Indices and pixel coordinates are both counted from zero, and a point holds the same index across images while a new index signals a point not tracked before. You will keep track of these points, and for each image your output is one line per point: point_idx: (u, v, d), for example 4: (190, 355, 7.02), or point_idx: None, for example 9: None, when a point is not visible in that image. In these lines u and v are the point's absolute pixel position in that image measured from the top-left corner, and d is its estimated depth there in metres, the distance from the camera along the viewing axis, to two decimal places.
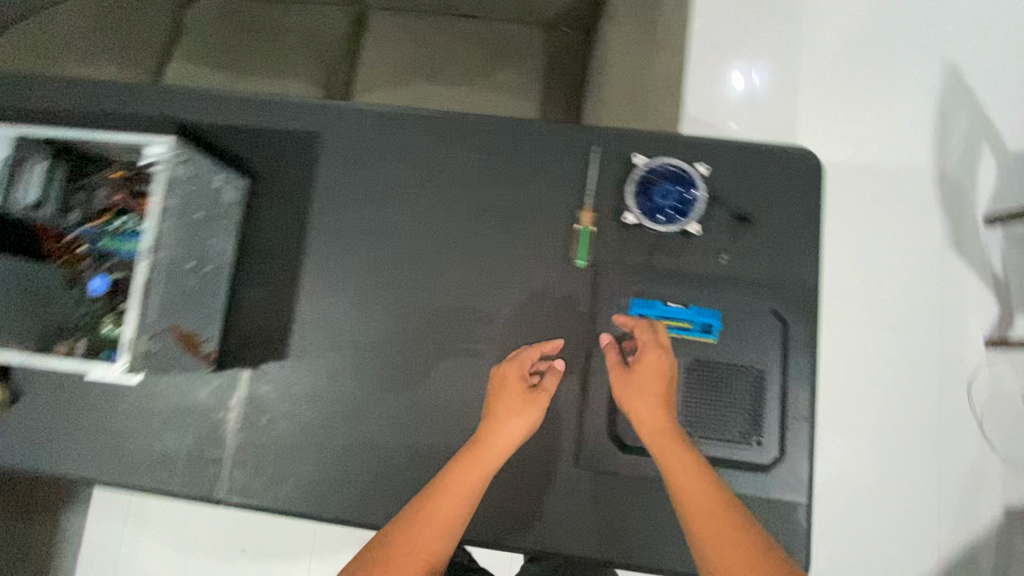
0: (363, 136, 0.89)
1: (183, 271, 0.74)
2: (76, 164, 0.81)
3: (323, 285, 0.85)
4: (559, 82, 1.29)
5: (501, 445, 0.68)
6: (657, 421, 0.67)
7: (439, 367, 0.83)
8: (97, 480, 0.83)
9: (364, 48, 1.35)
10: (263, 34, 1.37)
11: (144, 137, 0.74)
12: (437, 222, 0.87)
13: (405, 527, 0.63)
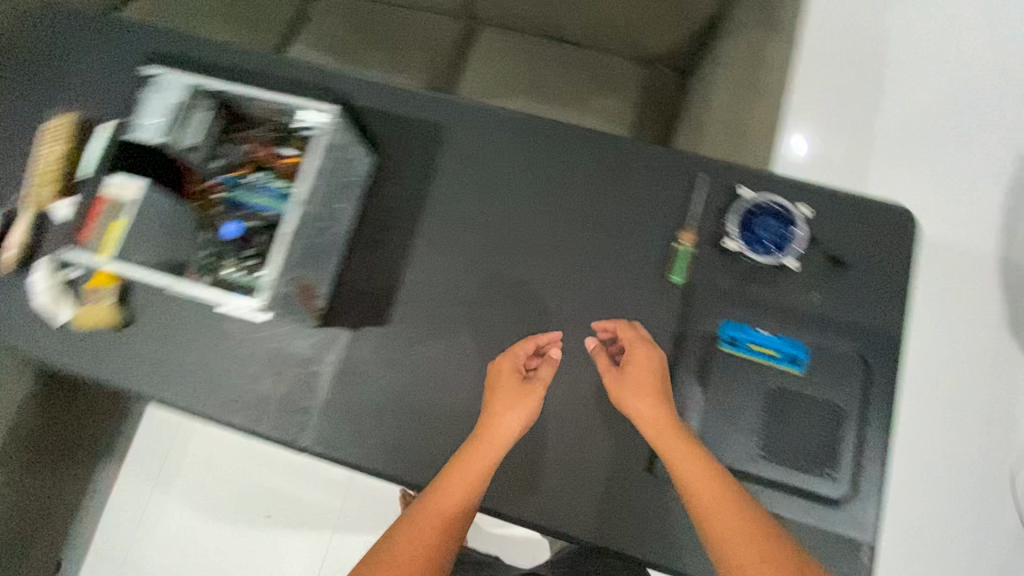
0: (485, 133, 0.96)
1: (314, 228, 0.81)
2: (230, 119, 0.89)
3: (429, 263, 0.91)
4: (650, 115, 1.37)
5: (500, 432, 0.75)
6: (654, 421, 0.73)
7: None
8: (191, 410, 0.88)
9: (470, 57, 1.45)
10: (378, 30, 1.47)
11: (304, 104, 0.82)
12: (541, 222, 0.92)
13: (408, 529, 0.70)
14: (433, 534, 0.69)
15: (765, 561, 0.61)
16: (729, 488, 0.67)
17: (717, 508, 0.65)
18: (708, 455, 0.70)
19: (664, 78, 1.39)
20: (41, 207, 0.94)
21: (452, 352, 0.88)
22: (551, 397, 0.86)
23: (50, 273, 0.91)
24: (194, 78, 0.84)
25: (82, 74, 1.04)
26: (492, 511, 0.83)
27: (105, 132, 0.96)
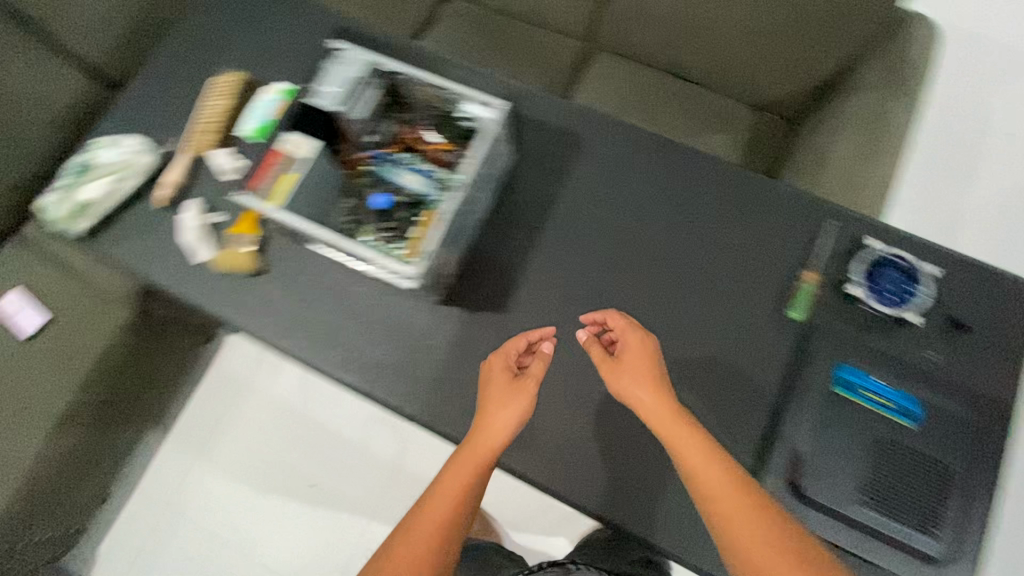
0: (620, 150, 1.01)
1: (465, 209, 0.88)
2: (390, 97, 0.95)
3: (552, 262, 0.96)
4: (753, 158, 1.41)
5: (494, 430, 0.78)
6: (655, 411, 0.78)
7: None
8: (310, 362, 0.93)
9: (585, 77, 1.52)
10: (501, 40, 1.54)
11: (472, 96, 0.89)
12: (665, 239, 0.96)
13: (407, 536, 0.76)
14: (432, 532, 0.76)
15: (764, 546, 0.69)
16: (727, 482, 0.72)
17: (716, 502, 0.72)
18: (714, 453, 0.75)
19: (771, 125, 1.44)
20: (201, 154, 1.02)
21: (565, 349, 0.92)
22: None
23: (201, 214, 0.99)
24: (374, 56, 0.91)
25: (245, 32, 1.11)
26: (583, 509, 0.85)
27: (268, 94, 1.04)
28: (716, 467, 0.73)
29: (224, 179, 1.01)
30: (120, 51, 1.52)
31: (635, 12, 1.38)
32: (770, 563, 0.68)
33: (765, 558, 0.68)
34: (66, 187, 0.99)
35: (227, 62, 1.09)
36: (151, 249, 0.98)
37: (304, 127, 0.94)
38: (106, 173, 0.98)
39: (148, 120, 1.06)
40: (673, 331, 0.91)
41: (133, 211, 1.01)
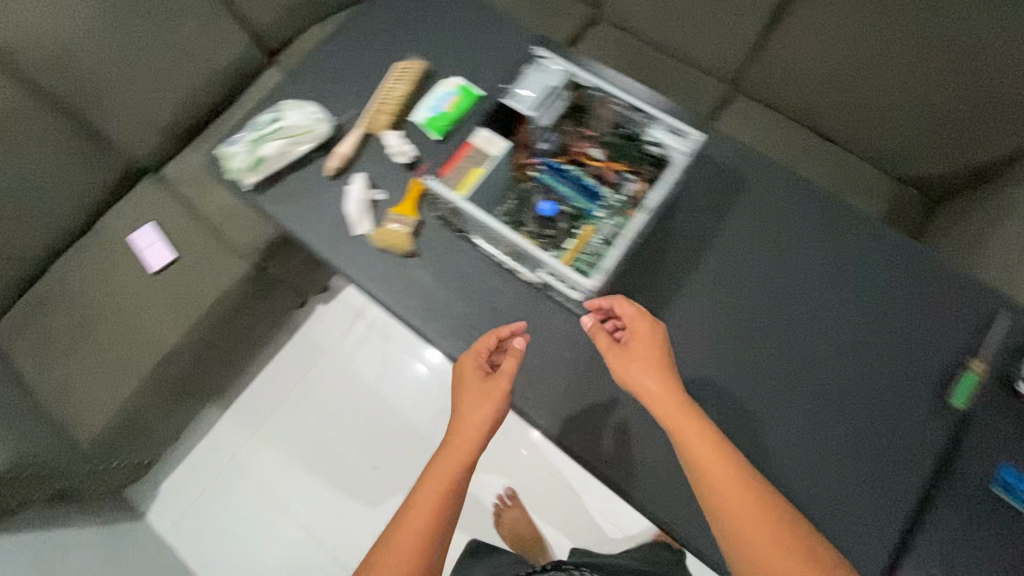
0: (786, 201, 1.01)
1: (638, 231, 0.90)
2: (570, 110, 0.99)
3: (705, 296, 0.95)
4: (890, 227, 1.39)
5: (471, 427, 0.83)
6: (662, 400, 0.78)
7: (780, 419, 0.88)
8: (450, 352, 0.94)
9: (722, 119, 1.53)
10: (645, 70, 1.58)
11: (659, 120, 0.91)
12: (823, 296, 0.94)
13: (392, 544, 0.76)
14: (416, 540, 0.76)
15: (760, 532, 0.71)
16: (722, 467, 0.74)
17: (713, 491, 0.74)
18: (722, 440, 0.76)
19: (910, 199, 1.41)
20: (374, 133, 1.05)
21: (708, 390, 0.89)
22: (796, 467, 0.85)
23: (366, 188, 1.02)
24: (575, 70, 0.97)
25: (430, 24, 1.15)
26: (707, 558, 0.82)
27: (446, 87, 1.07)
28: (713, 455, 0.74)
29: (391, 160, 1.04)
30: (284, 20, 1.61)
31: (790, 66, 1.39)
32: (767, 548, 0.70)
33: (762, 543, 0.70)
34: (251, 140, 1.03)
35: (410, 49, 1.13)
36: (314, 214, 1.02)
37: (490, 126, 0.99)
38: (292, 138, 1.03)
39: (328, 90, 1.11)
40: (821, 392, 0.89)
41: (302, 174, 1.05)
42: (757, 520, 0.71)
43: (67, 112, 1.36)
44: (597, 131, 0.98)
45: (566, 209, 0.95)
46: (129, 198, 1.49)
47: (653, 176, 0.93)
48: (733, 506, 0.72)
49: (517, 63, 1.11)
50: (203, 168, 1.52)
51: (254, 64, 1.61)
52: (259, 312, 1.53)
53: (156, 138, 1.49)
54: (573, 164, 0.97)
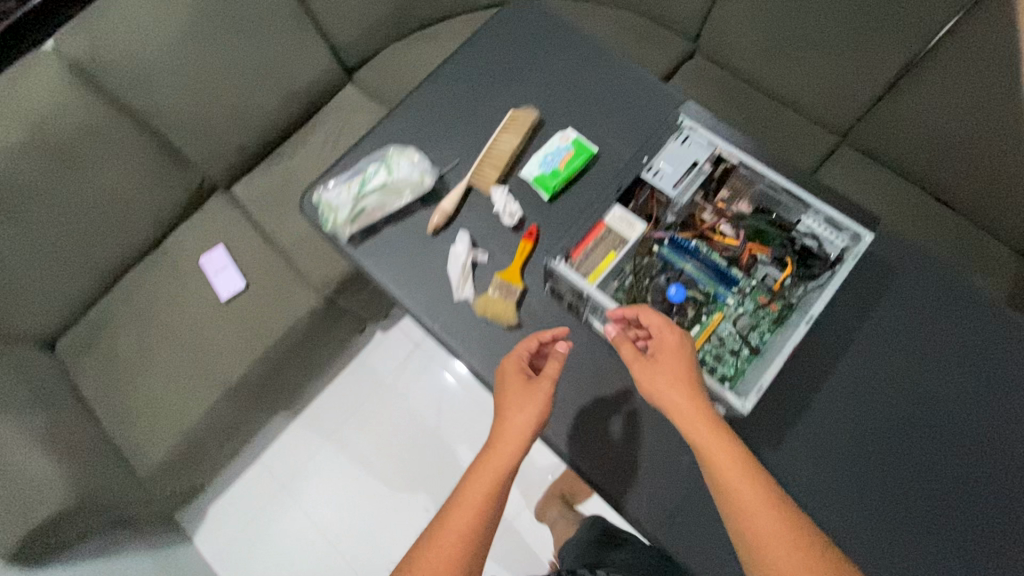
0: (947, 290, 0.85)
1: (785, 336, 0.83)
2: (710, 183, 0.91)
3: (847, 404, 0.82)
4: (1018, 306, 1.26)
5: (512, 432, 0.75)
6: (687, 410, 0.73)
7: (945, 566, 0.75)
8: (553, 443, 0.84)
9: (826, 170, 1.42)
10: (746, 113, 1.47)
11: (819, 212, 0.86)
12: (992, 416, 0.80)
13: (430, 549, 0.68)
14: (455, 550, 0.68)
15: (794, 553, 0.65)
16: (747, 486, 0.68)
17: (739, 505, 0.68)
18: (747, 457, 0.70)
19: None
20: (480, 188, 0.98)
21: (858, 517, 0.77)
22: None
23: (470, 248, 0.94)
24: (722, 143, 0.90)
25: (543, 66, 1.06)
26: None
27: (560, 140, 0.98)
28: (737, 463, 0.69)
29: (496, 218, 0.97)
30: (366, 39, 1.54)
31: (914, 122, 1.26)
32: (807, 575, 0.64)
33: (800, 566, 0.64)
34: (351, 186, 0.96)
35: (521, 94, 1.05)
36: (412, 275, 0.95)
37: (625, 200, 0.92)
38: (394, 186, 0.95)
39: (431, 136, 1.03)
40: (994, 534, 0.75)
41: (402, 228, 0.97)
42: (790, 541, 0.65)
43: (150, 130, 1.32)
44: (735, 208, 0.90)
45: (694, 294, 0.87)
46: (202, 216, 1.45)
47: (800, 268, 0.84)
48: (765, 522, 0.67)
49: (637, 116, 1.01)
50: (276, 190, 1.46)
51: (332, 83, 1.54)
52: (320, 344, 1.47)
53: (231, 156, 1.43)
54: (706, 244, 0.88)
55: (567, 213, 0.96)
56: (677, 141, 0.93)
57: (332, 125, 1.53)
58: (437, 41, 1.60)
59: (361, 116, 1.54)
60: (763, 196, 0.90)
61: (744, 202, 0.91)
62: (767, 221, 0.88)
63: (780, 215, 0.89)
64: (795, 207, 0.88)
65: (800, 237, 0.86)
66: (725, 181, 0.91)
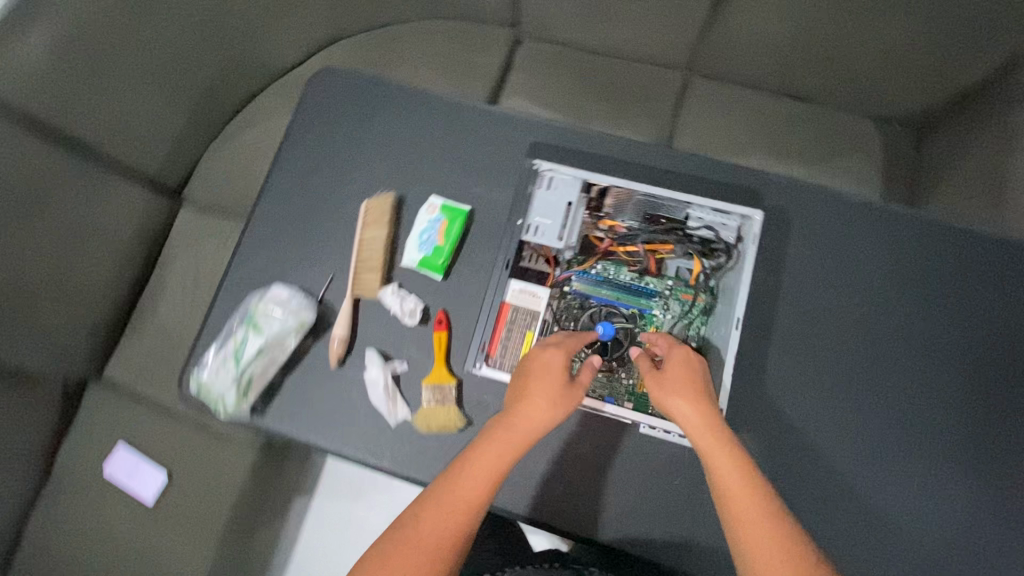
0: (829, 218, 0.89)
1: (721, 339, 0.82)
2: (593, 207, 0.88)
3: (793, 359, 0.84)
4: (901, 169, 1.27)
5: (536, 417, 0.71)
6: (697, 429, 0.69)
7: (925, 466, 0.80)
8: (551, 527, 0.79)
9: (685, 108, 1.33)
10: (594, 80, 1.35)
11: (708, 203, 0.84)
12: (908, 316, 0.86)
13: (431, 510, 0.66)
14: (452, 520, 0.66)
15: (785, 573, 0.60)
16: (752, 511, 0.64)
17: (740, 522, 0.63)
18: (758, 480, 0.66)
19: (898, 140, 1.28)
20: (368, 298, 0.89)
21: (847, 466, 0.80)
22: (947, 520, 0.78)
23: (383, 365, 0.86)
24: (586, 173, 0.87)
25: (379, 143, 0.99)
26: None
27: (428, 214, 0.91)
28: (743, 485, 0.65)
29: (398, 321, 0.89)
30: (176, 156, 1.36)
31: (749, 39, 1.20)
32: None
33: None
34: (230, 358, 0.85)
35: (368, 181, 0.97)
36: (337, 419, 0.86)
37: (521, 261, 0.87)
38: (278, 339, 0.86)
39: (295, 261, 0.93)
40: (954, 424, 0.82)
41: (305, 374, 0.87)
42: (785, 560, 0.60)
43: (11, 372, 1.11)
44: (627, 221, 0.88)
45: (619, 324, 0.85)
46: (85, 421, 1.27)
47: (708, 259, 0.85)
48: (765, 542, 0.62)
49: (492, 157, 0.95)
50: (153, 359, 1.29)
51: (160, 217, 1.36)
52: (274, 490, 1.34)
53: (84, 346, 1.24)
54: (613, 268, 0.87)
55: (467, 285, 0.90)
56: (543, 188, 0.89)
57: (181, 262, 1.35)
58: (254, 126, 1.44)
59: (208, 238, 1.36)
60: (648, 200, 0.86)
61: (632, 210, 0.88)
62: (658, 224, 0.87)
63: (671, 214, 0.87)
64: (679, 202, 0.85)
65: (695, 230, 0.86)
66: (607, 197, 0.88)
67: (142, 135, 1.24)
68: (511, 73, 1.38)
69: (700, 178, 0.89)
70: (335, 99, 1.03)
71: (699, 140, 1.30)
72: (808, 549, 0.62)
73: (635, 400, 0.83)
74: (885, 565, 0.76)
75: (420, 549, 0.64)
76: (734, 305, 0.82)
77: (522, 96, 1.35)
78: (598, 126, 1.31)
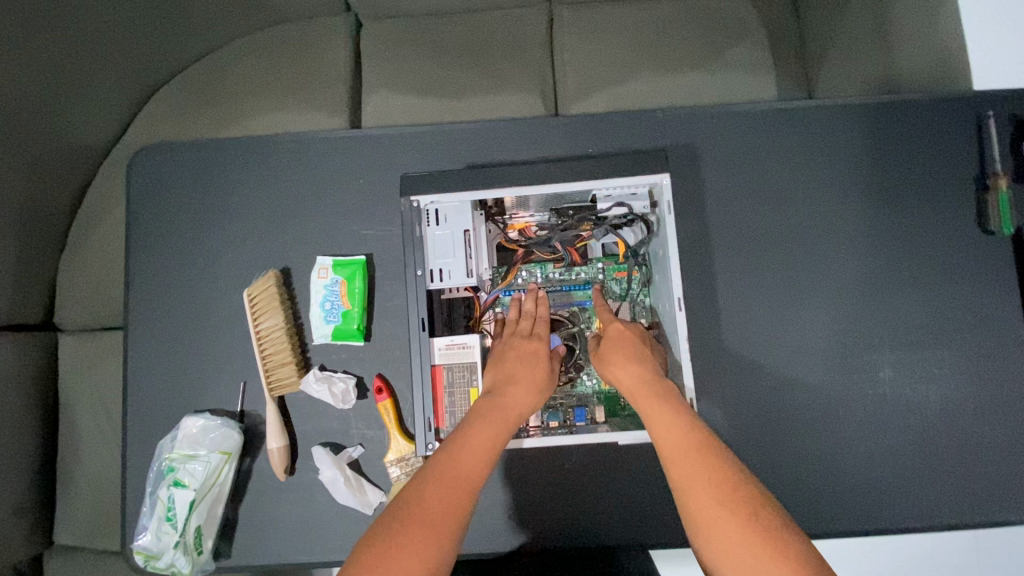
0: (731, 143, 0.87)
1: (670, 323, 0.74)
2: (498, 218, 0.81)
3: (737, 296, 0.85)
4: (787, 49, 1.03)
5: (521, 397, 0.66)
6: (636, 391, 0.67)
7: (880, 356, 0.83)
8: (564, 548, 0.77)
9: (557, 45, 1.06)
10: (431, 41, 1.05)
11: (613, 181, 0.74)
12: (830, 217, 0.86)
13: (435, 481, 0.56)
14: (450, 496, 0.55)
15: (721, 505, 0.55)
16: (690, 457, 0.59)
17: (680, 462, 0.59)
18: (696, 423, 0.62)
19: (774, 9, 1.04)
20: (294, 392, 0.80)
21: (812, 382, 0.83)
22: (911, 398, 0.82)
23: (335, 459, 0.77)
24: (470, 193, 0.74)
25: (240, 217, 0.86)
26: (930, 528, 0.80)
27: (321, 280, 0.80)
28: (684, 433, 0.61)
29: (334, 406, 0.80)
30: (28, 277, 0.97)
31: None
32: (735, 522, 0.53)
33: (731, 513, 0.54)
34: (164, 519, 0.75)
35: (244, 262, 0.84)
36: (310, 530, 0.78)
37: (441, 304, 0.77)
38: (211, 480, 0.76)
39: (201, 378, 0.82)
40: (897, 307, 0.84)
41: (260, 495, 0.79)
42: (716, 490, 0.55)
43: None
44: (536, 222, 0.81)
45: (563, 331, 0.78)
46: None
47: (630, 233, 0.79)
48: (705, 485, 0.56)
49: (370, 193, 0.85)
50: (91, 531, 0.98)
51: (41, 362, 0.99)
52: None
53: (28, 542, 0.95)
54: (538, 272, 0.80)
55: (394, 341, 0.81)
56: (431, 225, 0.75)
57: (82, 408, 1.01)
58: (109, 218, 1.05)
59: (99, 369, 1.01)
60: (549, 195, 0.76)
61: (537, 208, 0.80)
62: (566, 217, 0.81)
63: (580, 200, 0.78)
64: (584, 187, 0.75)
65: (609, 210, 0.78)
66: (506, 203, 0.79)
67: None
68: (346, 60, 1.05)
69: (592, 154, 0.86)
70: (170, 182, 0.87)
71: (585, 78, 1.03)
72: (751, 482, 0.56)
73: (604, 402, 0.78)
74: (863, 459, 0.81)
75: (428, 518, 0.53)
76: (671, 284, 0.73)
77: (387, 89, 1.03)
78: (476, 99, 1.02)
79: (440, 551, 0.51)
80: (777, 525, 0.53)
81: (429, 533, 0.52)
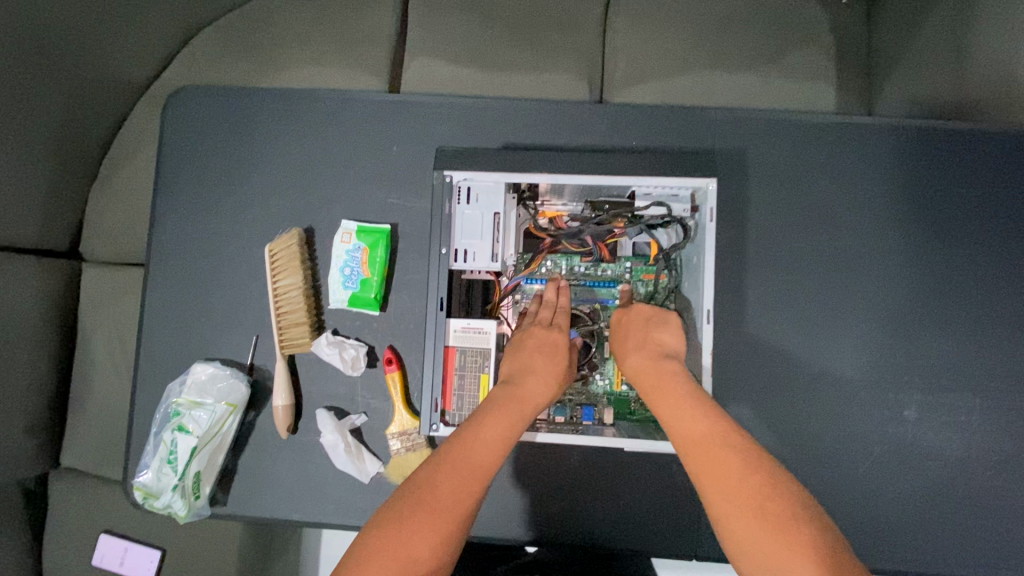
0: (783, 153, 0.82)
1: (695, 333, 0.72)
2: (528, 203, 0.78)
3: (766, 313, 0.81)
4: (853, 57, 0.97)
5: (535, 392, 0.65)
6: (652, 380, 0.66)
7: (907, 393, 0.80)
8: (556, 542, 0.77)
9: (611, 27, 1.01)
10: (480, 8, 1.01)
11: (656, 181, 0.71)
12: (878, 244, 0.82)
13: (446, 467, 0.56)
14: (461, 484, 0.55)
15: (740, 501, 0.54)
16: (709, 450, 0.58)
17: (699, 456, 0.58)
18: (713, 412, 0.62)
19: (847, 12, 0.98)
20: (304, 353, 0.80)
21: (831, 409, 0.80)
22: (932, 440, 0.79)
23: (337, 425, 0.77)
24: (505, 175, 0.72)
25: (270, 170, 0.84)
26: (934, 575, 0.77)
27: (344, 245, 0.79)
28: (702, 426, 0.60)
29: (343, 372, 0.79)
30: (56, 206, 0.98)
31: None
32: (742, 516, 0.54)
33: (738, 506, 0.54)
34: (165, 460, 0.76)
35: (271, 217, 0.83)
36: (307, 489, 0.79)
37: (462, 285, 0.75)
38: (214, 429, 0.77)
39: (216, 327, 0.82)
40: (933, 344, 0.80)
41: (261, 449, 0.80)
42: (736, 483, 0.55)
43: None
44: (567, 212, 0.79)
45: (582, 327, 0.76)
46: (61, 535, 1.01)
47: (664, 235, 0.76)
48: (726, 479, 0.56)
49: (403, 162, 0.83)
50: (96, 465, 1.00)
51: (60, 286, 0.99)
52: None
53: (35, 460, 0.97)
54: (563, 264, 0.78)
55: (409, 315, 0.80)
56: (461, 203, 0.73)
57: (99, 340, 1.01)
58: (142, 151, 1.04)
59: (119, 301, 1.02)
60: (585, 186, 0.74)
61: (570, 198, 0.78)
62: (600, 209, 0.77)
63: (616, 194, 0.75)
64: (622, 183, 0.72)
65: (646, 208, 0.75)
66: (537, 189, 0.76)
67: (21, 198, 0.89)
68: (390, 20, 1.02)
69: (634, 149, 0.83)
70: (204, 127, 0.86)
71: (634, 66, 0.99)
72: (772, 474, 0.56)
73: (614, 403, 0.77)
74: (874, 495, 0.79)
75: (437, 505, 0.53)
76: (700, 295, 0.71)
77: (431, 54, 1.00)
78: (519, 75, 0.99)
79: (447, 535, 0.51)
80: (790, 517, 0.52)
81: (439, 517, 0.52)
